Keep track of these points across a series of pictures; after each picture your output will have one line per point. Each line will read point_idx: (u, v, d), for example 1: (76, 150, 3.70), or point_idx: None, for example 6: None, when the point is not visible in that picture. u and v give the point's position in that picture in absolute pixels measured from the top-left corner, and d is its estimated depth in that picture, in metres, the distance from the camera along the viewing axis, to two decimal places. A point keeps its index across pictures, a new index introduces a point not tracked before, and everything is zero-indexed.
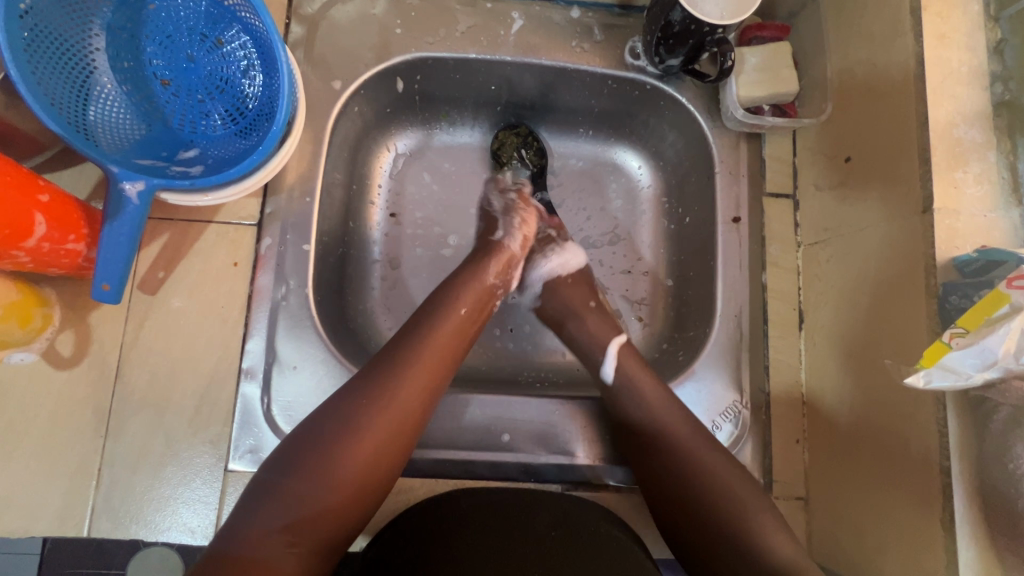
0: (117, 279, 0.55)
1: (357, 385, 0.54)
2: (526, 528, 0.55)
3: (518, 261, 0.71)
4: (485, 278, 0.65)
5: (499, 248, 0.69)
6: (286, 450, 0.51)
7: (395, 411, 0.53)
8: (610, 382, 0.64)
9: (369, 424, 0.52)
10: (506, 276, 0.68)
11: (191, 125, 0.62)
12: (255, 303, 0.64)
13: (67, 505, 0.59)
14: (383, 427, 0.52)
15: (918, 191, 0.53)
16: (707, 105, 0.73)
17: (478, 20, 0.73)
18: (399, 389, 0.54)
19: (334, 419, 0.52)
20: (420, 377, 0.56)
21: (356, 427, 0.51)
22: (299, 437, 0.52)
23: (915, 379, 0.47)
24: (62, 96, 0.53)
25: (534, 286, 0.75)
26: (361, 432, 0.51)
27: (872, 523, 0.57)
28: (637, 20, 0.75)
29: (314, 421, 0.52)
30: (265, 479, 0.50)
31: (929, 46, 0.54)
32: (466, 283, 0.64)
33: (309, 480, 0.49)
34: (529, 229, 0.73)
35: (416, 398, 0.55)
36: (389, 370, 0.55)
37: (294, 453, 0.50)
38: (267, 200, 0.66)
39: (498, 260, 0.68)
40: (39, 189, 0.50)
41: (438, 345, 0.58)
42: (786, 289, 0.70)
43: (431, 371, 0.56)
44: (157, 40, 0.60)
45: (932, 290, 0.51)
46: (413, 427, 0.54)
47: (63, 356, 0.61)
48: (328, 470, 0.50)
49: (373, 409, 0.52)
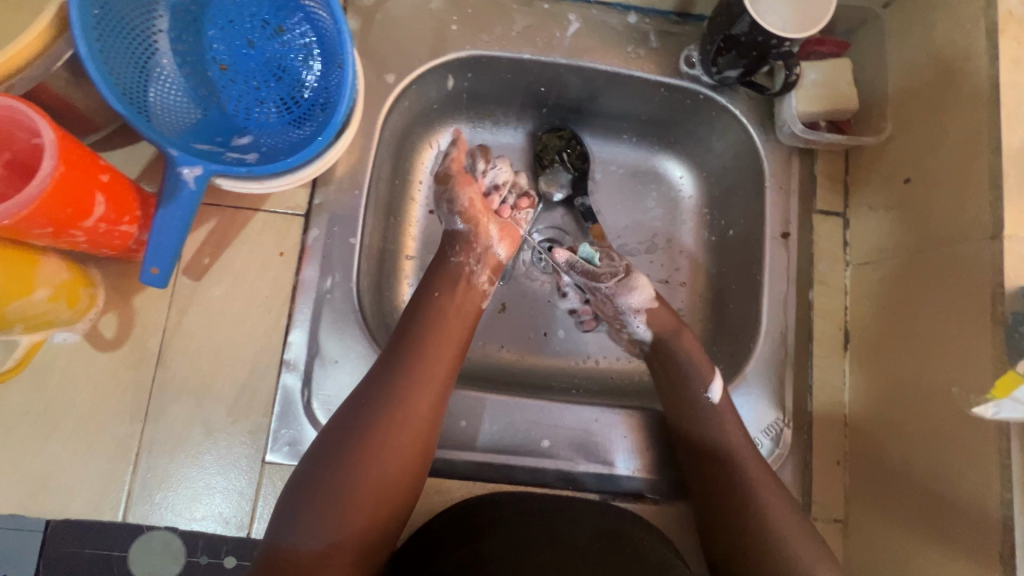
0: (166, 263, 0.55)
1: (367, 391, 0.56)
2: (565, 542, 0.55)
3: (483, 231, 0.67)
4: (453, 264, 0.65)
5: (456, 232, 0.68)
6: (313, 459, 0.53)
7: (401, 422, 0.54)
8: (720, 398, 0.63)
9: (379, 439, 0.53)
10: (470, 253, 0.66)
11: (245, 112, 0.61)
12: (299, 294, 0.63)
13: (103, 489, 0.58)
14: (397, 435, 0.54)
15: (986, 217, 0.53)
16: (760, 117, 0.72)
17: (534, 21, 0.72)
18: (409, 396, 0.55)
19: (345, 434, 0.53)
20: (426, 381, 0.56)
21: (369, 441, 0.53)
22: (315, 453, 0.53)
23: (982, 410, 0.47)
24: (126, 76, 0.53)
25: (646, 290, 0.69)
26: (378, 442, 0.53)
27: (920, 550, 0.56)
28: (693, 28, 0.74)
29: (333, 429, 0.54)
30: (300, 485, 0.52)
31: (1005, 70, 0.53)
32: (438, 272, 0.65)
33: (331, 496, 0.51)
34: (469, 203, 0.67)
35: (424, 402, 0.56)
36: (389, 381, 0.56)
37: (315, 467, 0.52)
38: (315, 191, 0.66)
39: (458, 247, 0.67)
40: (100, 168, 0.50)
41: (437, 345, 0.59)
42: (833, 309, 0.69)
43: (429, 379, 0.57)
44: (219, 25, 0.60)
45: (999, 319, 0.50)
46: (427, 431, 0.56)
47: (106, 338, 0.60)
48: (352, 480, 0.51)
49: (386, 419, 0.54)
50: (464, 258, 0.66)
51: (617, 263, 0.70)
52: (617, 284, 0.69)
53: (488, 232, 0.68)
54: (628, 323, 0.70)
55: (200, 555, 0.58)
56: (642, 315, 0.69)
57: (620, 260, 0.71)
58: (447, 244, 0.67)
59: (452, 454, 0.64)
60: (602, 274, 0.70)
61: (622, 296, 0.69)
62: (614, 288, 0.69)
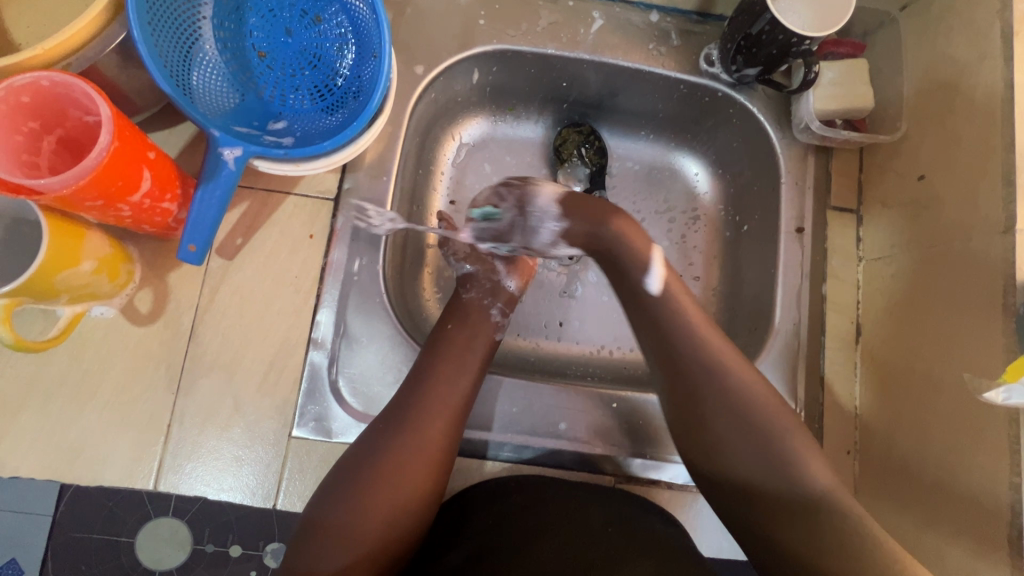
0: (203, 240, 0.57)
1: (386, 418, 0.57)
2: (582, 529, 0.57)
3: (488, 272, 0.70)
4: (466, 298, 0.68)
5: (464, 276, 0.70)
6: (334, 480, 0.55)
7: (417, 442, 0.56)
8: (658, 292, 0.59)
9: (394, 459, 0.54)
10: (480, 287, 0.69)
11: (281, 97, 0.63)
12: (327, 276, 0.65)
13: (135, 458, 0.60)
14: (411, 459, 0.55)
15: (999, 212, 0.55)
16: (777, 115, 0.74)
17: (559, 18, 0.74)
18: (424, 422, 0.57)
19: (363, 456, 0.55)
20: (439, 406, 0.58)
21: (384, 460, 0.54)
22: (338, 474, 0.55)
23: (994, 395, 0.48)
24: (172, 59, 0.55)
25: (546, 220, 0.64)
26: (392, 466, 0.54)
27: (930, 536, 0.58)
28: (713, 28, 0.76)
29: (352, 455, 0.56)
30: (321, 503, 0.53)
31: (1019, 70, 0.55)
32: (453, 306, 0.67)
33: (349, 513, 0.52)
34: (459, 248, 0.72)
35: (438, 428, 0.57)
36: (406, 404, 0.58)
37: (335, 487, 0.54)
38: (345, 176, 0.68)
39: (469, 284, 0.69)
40: (147, 146, 0.52)
41: (453, 372, 0.60)
42: (846, 303, 0.71)
43: (443, 401, 0.58)
44: (260, 13, 0.62)
45: (1011, 310, 0.52)
46: (441, 456, 0.56)
47: (141, 312, 0.63)
48: (366, 502, 0.52)
49: (401, 444, 0.55)
50: (474, 292, 0.68)
51: (509, 207, 0.66)
52: (524, 229, 0.66)
53: (493, 270, 0.70)
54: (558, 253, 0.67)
55: (206, 543, 0.67)
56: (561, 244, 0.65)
57: (509, 201, 0.66)
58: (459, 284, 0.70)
59: (473, 433, 0.65)
60: (505, 227, 0.67)
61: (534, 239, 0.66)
62: (519, 238, 0.67)
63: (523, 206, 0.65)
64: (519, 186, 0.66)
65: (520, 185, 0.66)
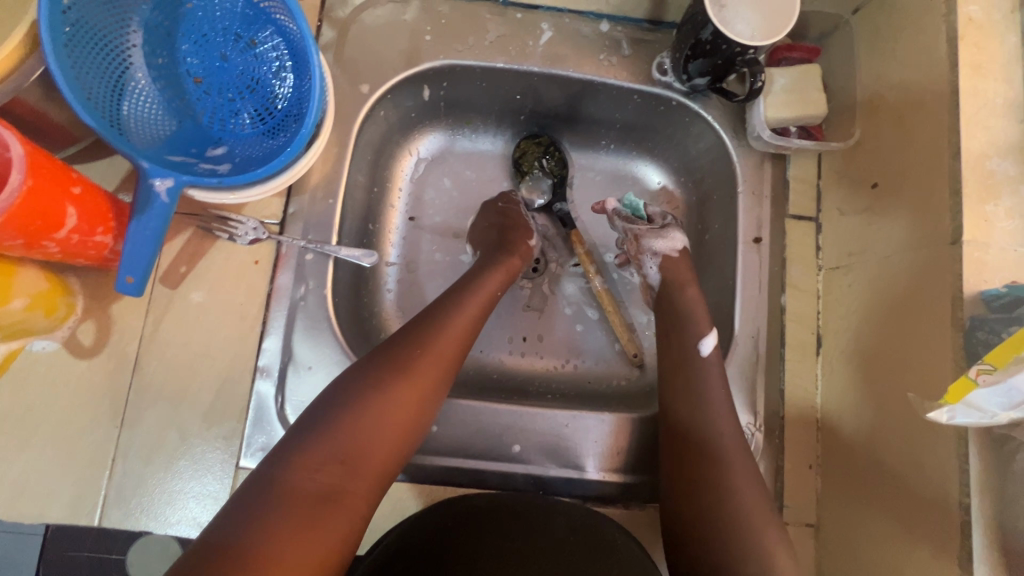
0: (141, 271, 0.55)
1: (350, 388, 0.53)
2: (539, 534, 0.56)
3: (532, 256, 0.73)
4: (512, 262, 0.69)
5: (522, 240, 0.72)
6: (282, 451, 0.49)
7: (437, 358, 0.57)
8: (706, 354, 0.64)
9: (415, 369, 0.55)
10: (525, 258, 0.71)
11: (220, 123, 0.62)
12: (273, 302, 0.65)
13: (79, 494, 0.59)
14: (376, 436, 0.51)
15: (947, 222, 0.53)
16: (732, 123, 0.72)
17: (507, 30, 0.73)
18: (440, 345, 0.58)
19: (381, 364, 0.55)
20: (460, 330, 0.60)
21: (405, 370, 0.55)
22: (349, 381, 0.54)
23: (938, 415, 0.47)
24: (99, 91, 0.54)
25: (674, 240, 0.72)
26: (410, 376, 0.55)
27: (885, 554, 0.56)
28: (665, 36, 0.75)
29: (302, 424, 0.51)
30: (264, 476, 0.48)
31: (965, 76, 0.53)
32: (494, 265, 0.68)
33: (362, 415, 0.52)
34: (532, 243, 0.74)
35: (456, 351, 0.59)
36: (429, 322, 0.59)
37: (347, 392, 0.53)
38: (290, 201, 0.67)
39: (519, 245, 0.71)
40: (71, 181, 0.51)
41: (467, 310, 0.61)
42: (805, 313, 0.69)
43: (464, 326, 0.60)
44: (192, 39, 0.61)
45: (958, 323, 0.51)
46: (403, 440, 0.53)
47: (84, 345, 0.62)
48: (380, 408, 0.52)
49: (419, 363, 0.56)
50: (520, 261, 0.70)
51: (659, 217, 0.75)
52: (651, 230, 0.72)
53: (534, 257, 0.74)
54: (644, 263, 0.73)
55: None
56: (659, 259, 0.72)
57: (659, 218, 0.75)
58: (502, 245, 0.71)
59: (425, 458, 0.64)
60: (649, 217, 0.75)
61: (649, 238, 0.72)
62: (644, 229, 0.72)
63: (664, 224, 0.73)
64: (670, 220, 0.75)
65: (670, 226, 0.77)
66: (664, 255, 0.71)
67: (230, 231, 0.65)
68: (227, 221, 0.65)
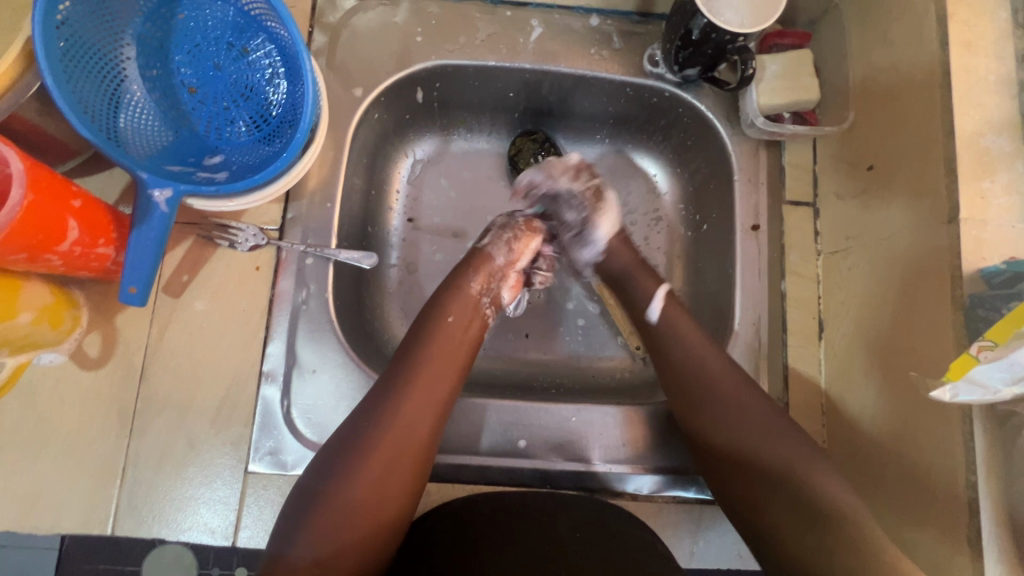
0: (144, 282, 0.55)
1: (369, 402, 0.54)
2: (543, 534, 0.56)
3: (505, 273, 0.68)
4: (471, 290, 0.64)
5: (483, 255, 0.67)
6: (317, 468, 0.52)
7: (403, 429, 0.53)
8: (655, 321, 0.64)
9: (378, 446, 0.52)
10: (487, 284, 0.65)
11: (216, 132, 0.63)
12: (276, 308, 0.65)
13: (92, 504, 0.60)
14: (399, 451, 0.52)
15: (943, 201, 0.53)
16: (725, 112, 0.73)
17: (498, 29, 0.73)
18: (404, 412, 0.53)
19: (347, 444, 0.52)
20: (425, 390, 0.55)
21: (369, 447, 0.52)
22: (319, 467, 0.52)
23: (941, 393, 0.47)
24: (96, 105, 0.54)
25: (596, 245, 0.71)
26: (376, 454, 0.51)
27: (896, 537, 0.56)
28: (655, 27, 0.75)
29: (297, 499, 0.51)
30: (296, 507, 0.50)
31: (956, 54, 0.53)
32: (452, 292, 0.63)
33: (328, 508, 0.49)
34: (521, 248, 0.69)
35: (425, 414, 0.54)
36: (393, 387, 0.55)
37: (315, 480, 0.51)
38: (288, 206, 0.67)
39: (480, 271, 0.65)
40: (71, 195, 0.52)
41: (433, 366, 0.57)
42: (805, 298, 0.69)
43: (432, 384, 0.56)
44: (186, 49, 0.62)
45: (958, 302, 0.51)
46: (424, 451, 0.54)
47: (91, 357, 0.62)
48: (345, 495, 0.50)
49: (382, 437, 0.52)
50: (481, 289, 0.65)
51: (573, 214, 0.72)
52: (574, 239, 0.73)
53: (507, 275, 0.68)
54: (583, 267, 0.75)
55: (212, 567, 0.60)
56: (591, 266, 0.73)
57: (576, 208, 0.72)
58: (467, 266, 0.66)
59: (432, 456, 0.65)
60: (565, 221, 0.73)
61: (575, 249, 0.73)
62: (567, 240, 0.73)
63: (583, 223, 0.71)
64: (592, 206, 0.71)
65: (592, 201, 0.71)
66: (593, 264, 0.72)
67: (229, 238, 0.65)
68: (228, 229, 0.65)
